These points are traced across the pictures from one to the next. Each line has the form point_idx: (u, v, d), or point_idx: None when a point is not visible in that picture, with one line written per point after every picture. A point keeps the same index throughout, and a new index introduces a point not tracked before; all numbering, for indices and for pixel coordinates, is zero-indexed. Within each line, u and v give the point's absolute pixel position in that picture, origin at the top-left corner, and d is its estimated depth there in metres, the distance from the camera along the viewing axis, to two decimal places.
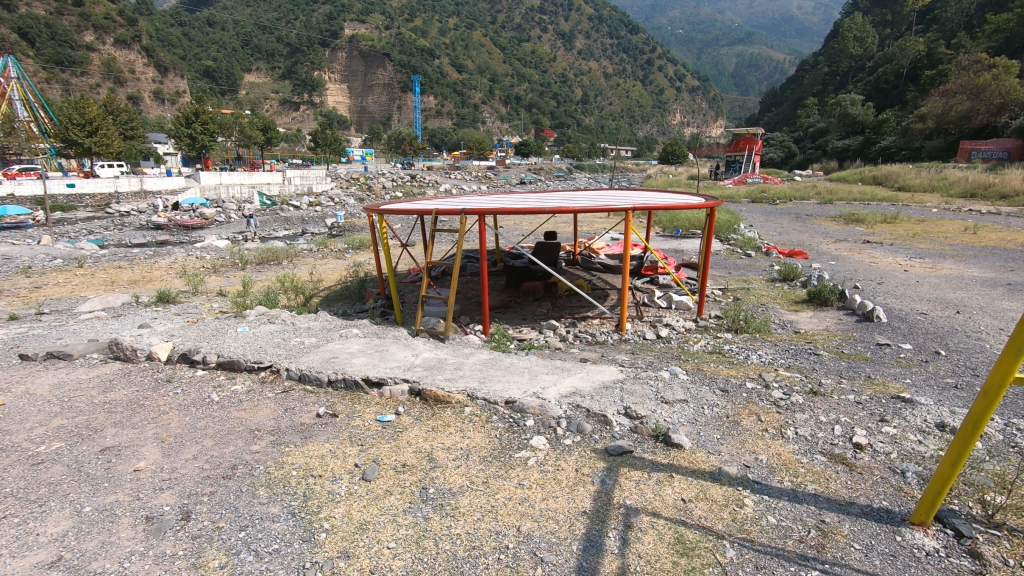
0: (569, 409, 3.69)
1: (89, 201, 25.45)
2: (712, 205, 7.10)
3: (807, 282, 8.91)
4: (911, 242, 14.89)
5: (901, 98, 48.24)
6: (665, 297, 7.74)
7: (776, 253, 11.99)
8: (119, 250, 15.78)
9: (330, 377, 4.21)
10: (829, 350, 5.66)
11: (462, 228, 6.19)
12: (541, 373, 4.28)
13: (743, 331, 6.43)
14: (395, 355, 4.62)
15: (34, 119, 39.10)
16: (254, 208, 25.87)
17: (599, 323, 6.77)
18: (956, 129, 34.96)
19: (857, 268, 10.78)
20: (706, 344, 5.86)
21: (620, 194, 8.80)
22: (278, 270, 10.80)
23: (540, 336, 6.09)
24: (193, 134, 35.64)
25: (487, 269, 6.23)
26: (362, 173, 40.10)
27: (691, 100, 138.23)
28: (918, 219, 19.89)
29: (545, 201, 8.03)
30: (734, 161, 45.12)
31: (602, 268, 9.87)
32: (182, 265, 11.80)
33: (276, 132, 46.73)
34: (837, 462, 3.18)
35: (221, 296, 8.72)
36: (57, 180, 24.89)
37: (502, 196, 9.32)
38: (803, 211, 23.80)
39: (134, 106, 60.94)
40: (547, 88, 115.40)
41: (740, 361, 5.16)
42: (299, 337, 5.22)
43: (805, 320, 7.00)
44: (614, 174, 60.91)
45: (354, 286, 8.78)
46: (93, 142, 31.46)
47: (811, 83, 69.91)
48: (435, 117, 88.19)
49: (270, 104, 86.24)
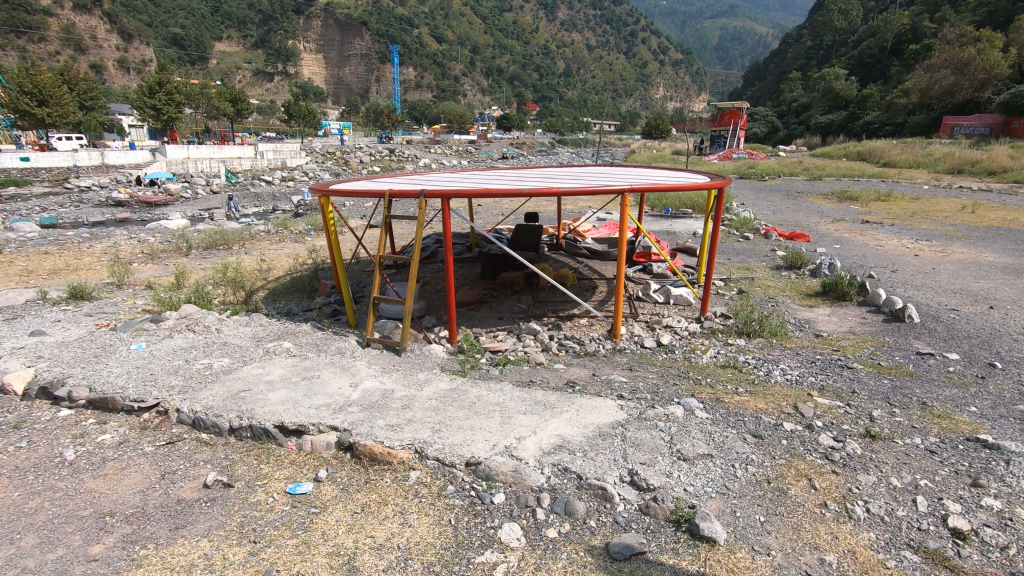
0: (553, 475, 2.68)
1: (45, 175, 23.60)
2: (720, 185, 6.01)
3: (817, 271, 7.99)
4: (911, 223, 14.10)
5: (885, 73, 47.56)
6: (661, 291, 6.76)
7: (775, 235, 11.10)
8: (61, 231, 14.26)
9: (232, 424, 3.13)
10: (863, 364, 4.71)
11: (420, 215, 4.95)
12: (517, 415, 3.21)
13: (756, 335, 5.45)
14: (331, 386, 3.54)
15: None
16: (222, 184, 24.28)
17: (588, 325, 5.77)
18: (939, 104, 34.43)
19: (864, 253, 9.88)
20: (717, 356, 4.88)
21: (610, 172, 7.66)
22: (222, 257, 9.55)
23: (518, 346, 5.03)
24: (156, 105, 33.36)
25: (452, 264, 5.04)
26: (339, 147, 38.30)
27: (674, 74, 136.18)
28: (911, 197, 19.19)
29: (524, 182, 6.84)
30: (719, 136, 44.21)
31: (589, 253, 8.91)
32: (119, 251, 10.50)
33: (247, 104, 44.50)
34: (935, 565, 2.22)
35: (147, 291, 7.47)
36: (8, 154, 23.09)
37: (476, 172, 8.16)
38: (793, 188, 23.04)
39: (94, 75, 57.72)
40: (528, 61, 113.17)
41: (762, 383, 4.21)
42: (209, 356, 4.06)
43: (824, 319, 6.07)
44: (597, 148, 59.60)
45: (305, 278, 7.63)
46: (46, 113, 29.05)
47: (794, 57, 68.93)
48: (415, 90, 85.84)
49: (242, 74, 82.35)
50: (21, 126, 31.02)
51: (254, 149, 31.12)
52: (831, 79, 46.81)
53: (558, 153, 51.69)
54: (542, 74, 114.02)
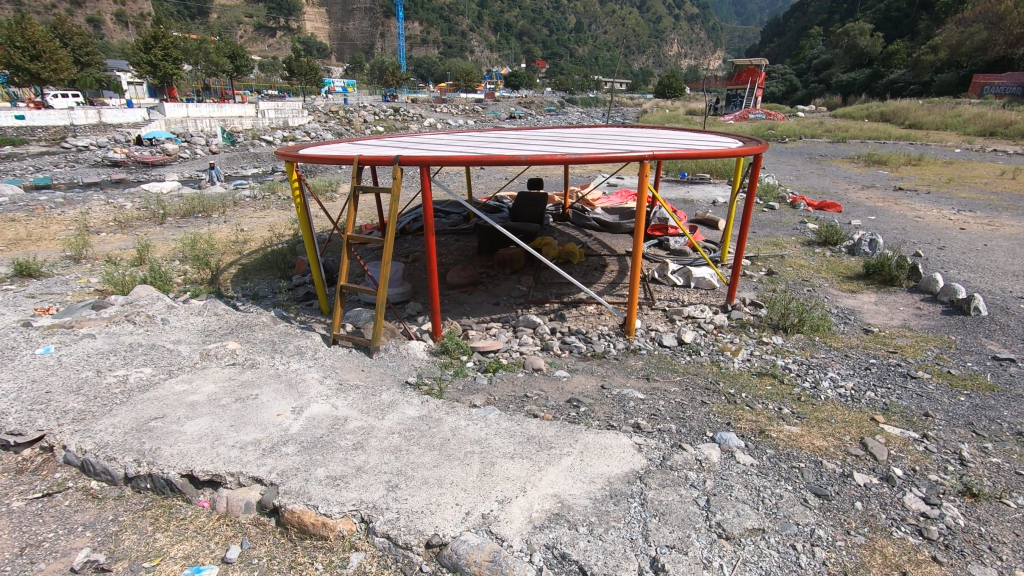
0: (546, 569, 1.91)
1: (41, 134, 22.75)
2: (759, 151, 4.99)
3: (855, 248, 7.11)
4: (947, 190, 13.05)
5: (913, 29, 44.85)
6: (681, 272, 5.97)
7: (804, 203, 10.13)
8: (42, 195, 13.46)
9: (130, 471, 2.38)
10: (929, 373, 3.88)
11: (395, 186, 4.03)
12: (502, 460, 2.44)
13: (795, 330, 4.63)
14: (268, 413, 2.77)
15: None
16: (221, 144, 23.34)
17: (596, 315, 4.97)
18: (970, 61, 32.49)
19: (904, 226, 8.94)
20: (751, 360, 4.07)
21: (625, 135, 6.61)
22: (197, 227, 8.74)
23: (513, 344, 4.23)
24: (153, 60, 31.99)
25: (433, 242, 4.18)
26: (342, 105, 36.85)
27: (688, 31, 131.80)
28: (944, 161, 17.95)
29: (526, 145, 5.88)
30: (735, 95, 42.38)
31: (599, 225, 8.04)
32: (93, 219, 9.73)
33: (247, 60, 43.02)
34: None
35: (105, 266, 6.71)
36: (2, 112, 22.18)
37: (472, 135, 7.21)
38: (816, 151, 21.79)
39: (92, 30, 56.12)
40: (538, 16, 109.38)
41: (810, 401, 3.42)
42: (125, 366, 3.25)
43: (872, 311, 5.22)
44: (609, 107, 57.62)
45: (280, 254, 6.82)
46: (39, 68, 27.81)
47: (815, 12, 65.81)
48: (421, 46, 83.50)
49: (244, 28, 79.39)
50: (16, 83, 29.95)
51: (254, 108, 29.95)
52: (855, 36, 44.61)
53: (568, 113, 49.99)
54: (553, 29, 109.95)
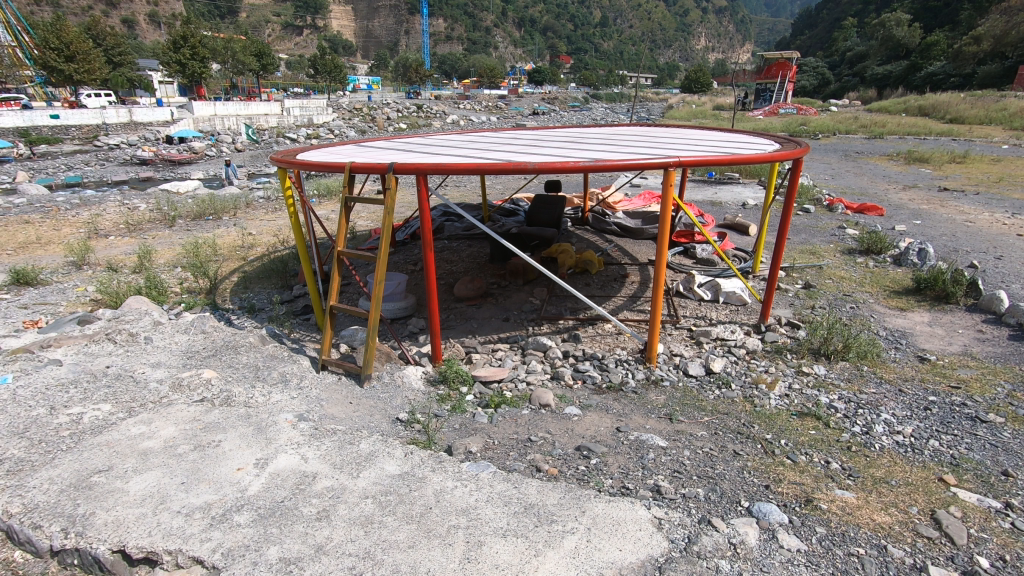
0: None
1: (74, 133, 23.13)
2: (800, 155, 4.45)
3: (903, 258, 6.48)
4: (996, 191, 12.19)
5: (954, 19, 42.84)
6: (708, 285, 5.47)
7: (842, 206, 9.45)
8: (65, 195, 13.51)
9: (55, 544, 2.03)
10: (1003, 417, 3.33)
11: (389, 198, 3.62)
12: (492, 540, 2.02)
13: (839, 357, 4.10)
14: (225, 467, 2.39)
15: (19, 46, 36.48)
16: (245, 142, 23.41)
17: (614, 337, 4.51)
18: (1015, 52, 30.88)
19: (953, 231, 8.26)
20: (789, 397, 3.56)
21: (647, 136, 6.09)
22: (205, 232, 8.53)
23: (519, 373, 3.79)
24: (181, 60, 32.33)
25: (432, 258, 3.77)
26: (366, 103, 36.79)
27: (716, 24, 129.54)
28: (992, 159, 16.93)
29: (540, 148, 5.43)
30: (764, 89, 41.18)
31: (619, 230, 7.56)
32: (106, 222, 9.62)
33: (273, 58, 43.39)
34: None
35: (105, 273, 6.50)
36: (38, 111, 22.60)
37: (483, 137, 6.80)
38: (851, 147, 20.84)
39: (126, 31, 57.49)
40: (563, 11, 108.54)
41: (863, 452, 2.92)
42: (77, 403, 2.90)
43: (925, 334, 4.66)
44: (634, 102, 56.62)
45: (281, 262, 6.49)
46: (73, 69, 28.28)
47: (849, 3, 63.74)
48: (445, 43, 83.94)
49: (272, 27, 80.45)
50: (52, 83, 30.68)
51: (280, 106, 30.05)
52: (891, 27, 43.02)
53: (592, 109, 49.31)
54: (577, 24, 108.92)
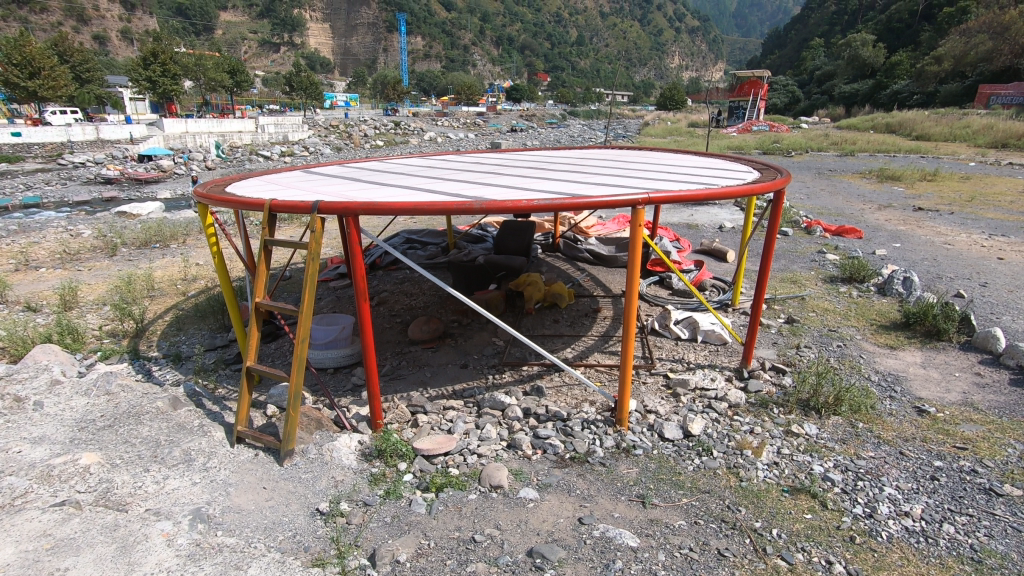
0: None
1: (38, 151, 22.10)
2: (782, 185, 4.02)
3: (886, 288, 6.17)
4: (968, 210, 12.13)
5: (915, 39, 44.13)
6: (685, 322, 5.04)
7: (820, 229, 9.19)
8: (12, 219, 12.62)
9: None
10: (1022, 488, 2.91)
11: (312, 242, 3.09)
12: None
13: (830, 411, 3.68)
14: None
15: None
16: (216, 160, 22.63)
17: (581, 391, 4.01)
18: (975, 72, 31.74)
19: (934, 255, 8.02)
20: (780, 466, 3.10)
21: (618, 161, 5.70)
22: (147, 262, 7.85)
23: (470, 442, 3.27)
24: (151, 76, 31.42)
25: (367, 308, 3.24)
26: (342, 119, 36.25)
27: (689, 43, 132.67)
28: (961, 176, 17.06)
29: (501, 174, 4.95)
30: (738, 106, 41.74)
31: (592, 258, 7.13)
32: (44, 251, 8.87)
33: (247, 76, 42.64)
34: None
35: (21, 314, 5.82)
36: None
37: (444, 162, 6.33)
38: (825, 164, 20.93)
39: (97, 48, 56.41)
40: (540, 30, 110.08)
41: (865, 547, 2.49)
42: None
43: (921, 378, 4.26)
44: (610, 119, 57.15)
45: (219, 300, 5.88)
46: (37, 85, 27.18)
47: (816, 24, 65.52)
48: (423, 61, 84.49)
49: (248, 44, 80.09)
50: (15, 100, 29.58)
51: (254, 123, 29.30)
52: (857, 47, 44.08)
53: (569, 125, 49.47)
54: (554, 43, 110.35)
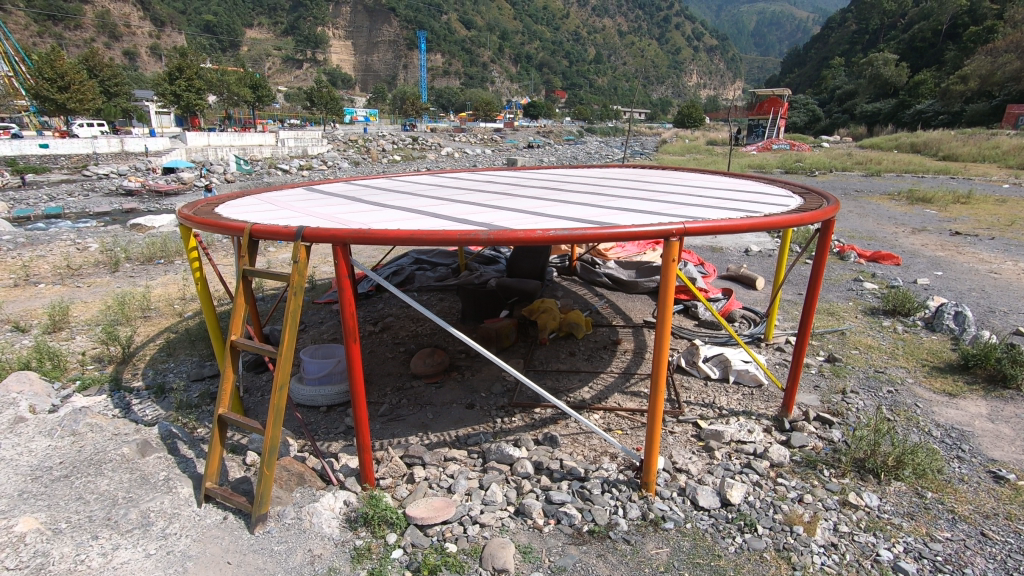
0: None
1: (64, 163, 22.27)
2: (831, 213, 3.54)
3: (936, 322, 5.62)
4: (1008, 234, 11.50)
5: (939, 58, 43.37)
6: (715, 360, 4.55)
7: (854, 254, 8.65)
8: (26, 230, 12.49)
9: None
10: None
11: (294, 274, 2.71)
12: None
13: (891, 476, 3.15)
14: None
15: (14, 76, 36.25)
16: (235, 173, 22.67)
17: (601, 443, 3.53)
18: (1002, 91, 30.92)
19: (979, 285, 7.46)
20: (839, 551, 2.60)
21: (640, 181, 5.29)
22: (148, 280, 7.58)
23: (471, 507, 2.82)
24: (177, 90, 31.89)
25: (355, 348, 2.84)
26: (361, 134, 36.34)
27: (707, 62, 132.88)
28: (996, 198, 16.36)
29: (514, 194, 4.56)
30: (757, 124, 41.21)
31: (611, 282, 6.68)
32: (47, 266, 8.66)
33: (269, 91, 43.21)
34: None
35: (9, 334, 5.54)
36: (27, 141, 21.59)
37: (455, 180, 5.96)
38: (850, 185, 20.32)
39: (126, 63, 57.84)
40: (558, 48, 111.09)
41: None
42: None
43: (990, 434, 3.71)
44: (628, 136, 56.93)
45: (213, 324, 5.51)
46: (66, 99, 27.61)
47: (836, 43, 65.02)
48: (442, 77, 85.56)
49: (272, 61, 81.71)
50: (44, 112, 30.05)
51: (275, 136, 29.46)
52: (879, 66, 43.41)
53: (586, 142, 49.34)
54: (572, 61, 111.12)
